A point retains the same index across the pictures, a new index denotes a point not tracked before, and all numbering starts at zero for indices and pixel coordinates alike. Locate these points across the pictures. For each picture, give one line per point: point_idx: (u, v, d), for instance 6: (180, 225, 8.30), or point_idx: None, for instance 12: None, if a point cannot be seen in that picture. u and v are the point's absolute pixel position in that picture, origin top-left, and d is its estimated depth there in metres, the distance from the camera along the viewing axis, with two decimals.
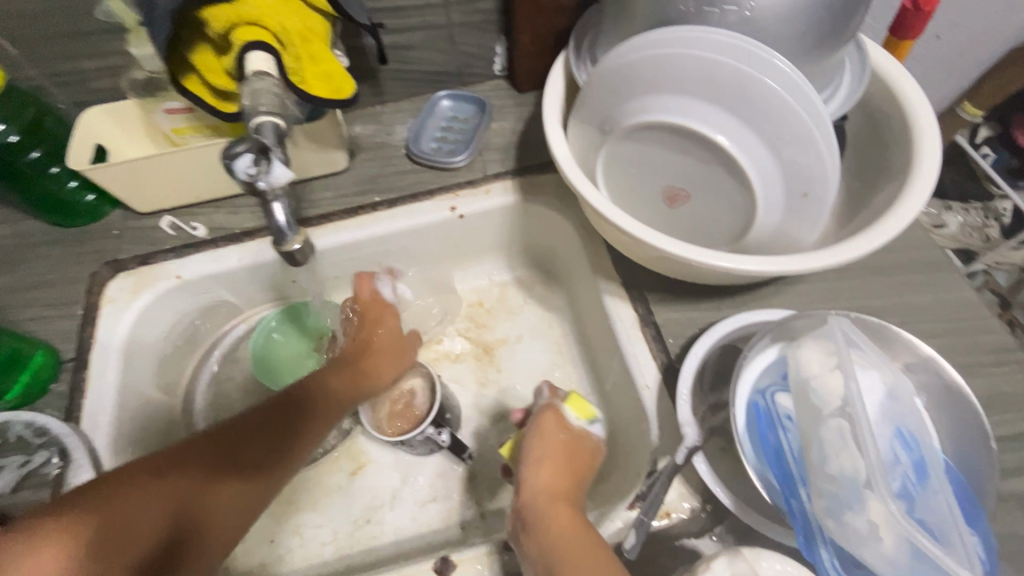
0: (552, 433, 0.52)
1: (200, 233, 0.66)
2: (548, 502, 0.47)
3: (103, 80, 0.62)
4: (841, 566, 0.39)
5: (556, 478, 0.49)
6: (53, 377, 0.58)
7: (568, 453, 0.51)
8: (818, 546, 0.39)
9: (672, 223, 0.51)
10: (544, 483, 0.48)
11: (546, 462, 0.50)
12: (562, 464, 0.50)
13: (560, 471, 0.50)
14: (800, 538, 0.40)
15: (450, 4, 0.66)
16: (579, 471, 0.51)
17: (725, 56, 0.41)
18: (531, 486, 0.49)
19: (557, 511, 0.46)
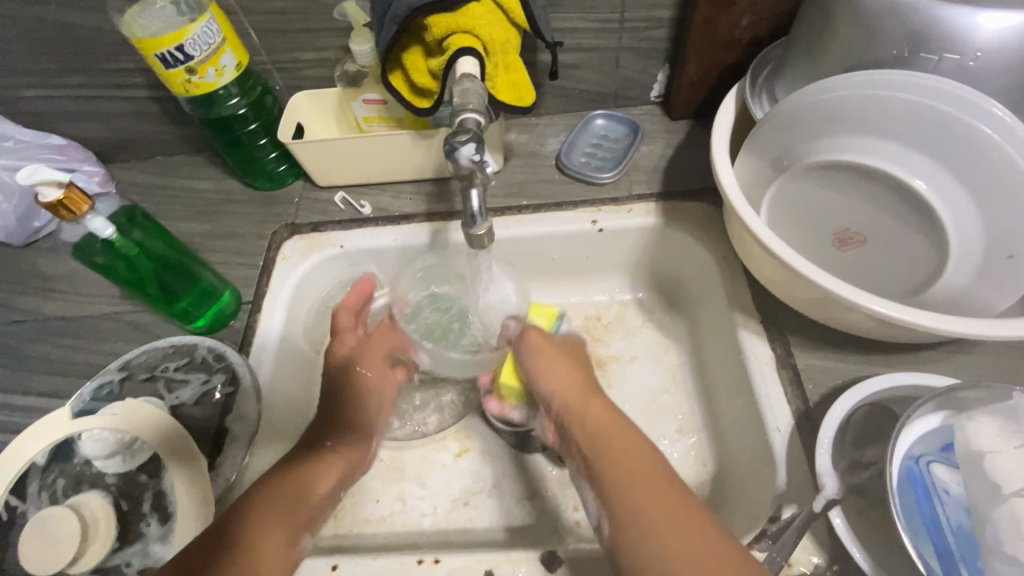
0: (543, 353, 0.57)
1: (366, 211, 0.73)
2: (576, 408, 0.52)
3: (315, 69, 0.72)
4: None
5: (571, 388, 0.54)
6: (233, 315, 0.66)
7: (573, 366, 0.56)
8: None
9: (838, 266, 0.50)
10: (566, 400, 0.53)
11: (558, 378, 0.55)
12: (567, 368, 0.56)
13: (576, 387, 0.54)
14: None
15: (625, 30, 0.69)
16: (580, 365, 0.58)
17: (935, 102, 0.40)
18: (555, 393, 0.54)
19: (588, 414, 0.51)
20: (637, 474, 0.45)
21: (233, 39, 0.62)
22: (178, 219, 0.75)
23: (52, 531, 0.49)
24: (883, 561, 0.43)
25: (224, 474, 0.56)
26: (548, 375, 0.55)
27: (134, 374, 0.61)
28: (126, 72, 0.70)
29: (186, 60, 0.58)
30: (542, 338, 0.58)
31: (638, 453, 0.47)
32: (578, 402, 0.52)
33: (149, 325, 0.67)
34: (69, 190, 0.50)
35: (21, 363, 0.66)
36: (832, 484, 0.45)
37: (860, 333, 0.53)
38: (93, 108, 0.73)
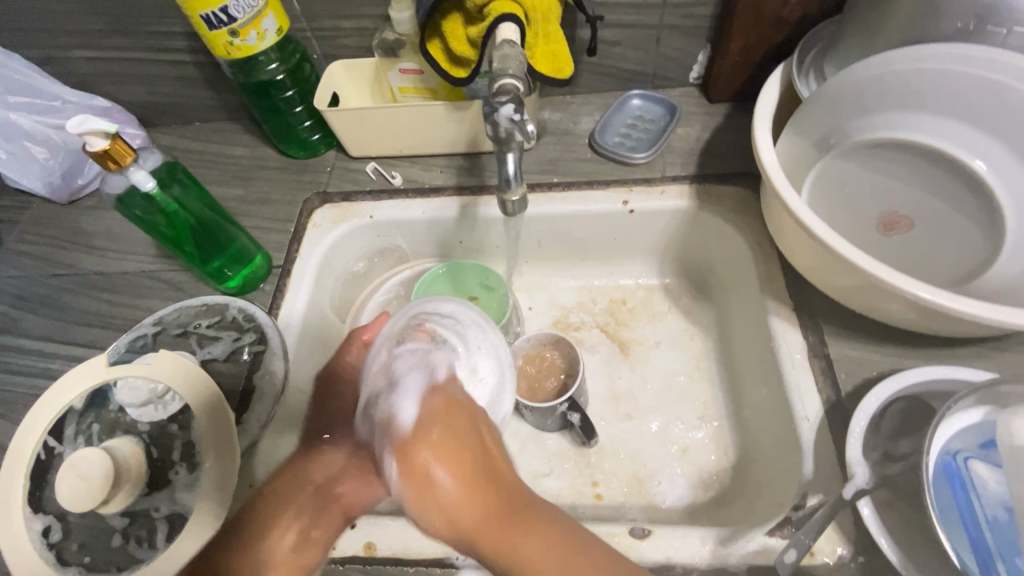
0: (421, 482, 0.44)
1: (397, 182, 0.73)
2: (490, 529, 0.42)
3: (353, 39, 0.72)
4: None
5: (488, 506, 0.43)
6: (263, 278, 0.67)
7: (462, 466, 0.44)
8: None
9: (882, 252, 0.48)
10: (446, 507, 0.43)
11: (433, 488, 0.44)
12: (433, 477, 0.44)
13: (474, 509, 0.43)
14: None
15: (668, 7, 0.67)
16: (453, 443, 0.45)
17: (1001, 75, 0.39)
18: (456, 516, 0.43)
19: (489, 524, 0.42)
20: (532, 562, 0.40)
21: (275, 3, 0.62)
22: (215, 183, 0.76)
23: (87, 473, 0.49)
24: (912, 554, 0.42)
25: (249, 430, 0.57)
26: (433, 500, 0.43)
27: (167, 330, 0.63)
28: (170, 35, 0.71)
29: (229, 22, 0.58)
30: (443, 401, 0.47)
31: (553, 550, 0.40)
32: (491, 522, 0.42)
33: (183, 283, 0.68)
34: (115, 142, 0.51)
35: (62, 313, 0.68)
36: (863, 473, 0.44)
37: (901, 325, 0.51)
38: (137, 71, 0.75)
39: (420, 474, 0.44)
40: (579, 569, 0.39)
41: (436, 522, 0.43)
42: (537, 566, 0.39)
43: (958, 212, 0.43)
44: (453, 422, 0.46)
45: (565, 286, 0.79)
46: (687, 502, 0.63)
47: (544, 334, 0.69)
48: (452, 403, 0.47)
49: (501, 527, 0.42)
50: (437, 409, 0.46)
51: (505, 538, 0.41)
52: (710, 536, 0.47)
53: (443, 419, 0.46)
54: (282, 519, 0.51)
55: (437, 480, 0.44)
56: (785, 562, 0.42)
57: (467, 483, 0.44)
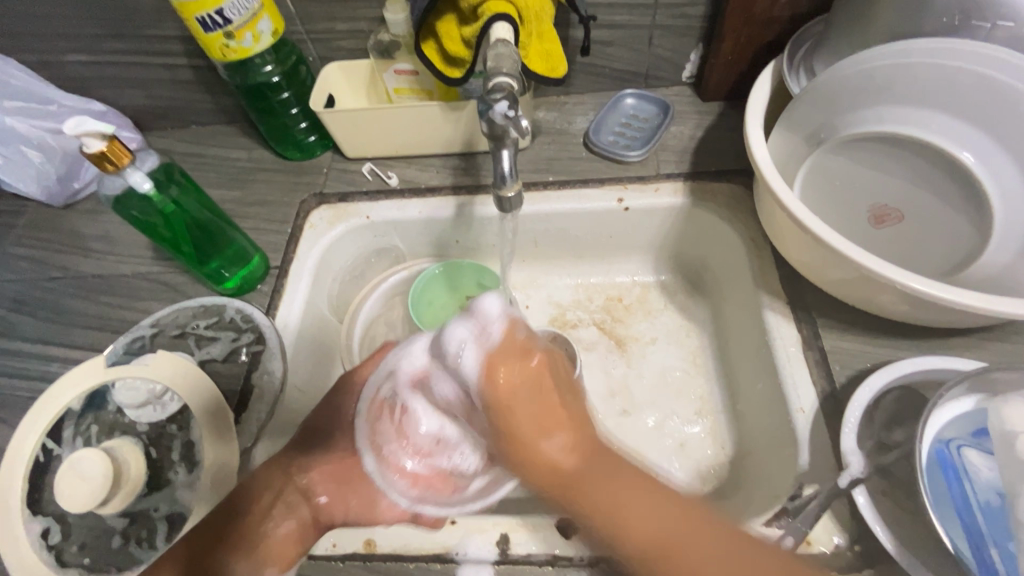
0: (541, 426, 0.45)
1: (393, 182, 0.74)
2: (580, 477, 0.44)
3: (349, 41, 0.72)
4: None
5: (586, 454, 0.45)
6: (261, 279, 0.67)
7: (557, 403, 0.45)
8: None
9: (873, 245, 0.49)
10: (545, 469, 0.44)
11: (522, 444, 0.44)
12: (539, 417, 0.45)
13: (603, 472, 0.44)
14: None
15: (659, 7, 0.68)
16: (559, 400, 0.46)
17: (986, 68, 0.39)
18: (563, 463, 0.44)
19: (593, 483, 0.43)
20: (626, 522, 0.42)
21: (270, 6, 0.62)
22: (211, 186, 0.76)
23: (87, 473, 0.49)
24: (907, 540, 0.42)
25: (248, 430, 0.57)
26: (514, 438, 0.44)
27: (164, 331, 0.63)
28: (166, 38, 0.71)
29: (224, 24, 0.59)
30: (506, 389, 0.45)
31: (638, 492, 0.43)
32: (576, 467, 0.44)
33: (180, 285, 0.68)
34: (112, 143, 0.52)
35: (59, 316, 0.68)
36: (857, 462, 0.45)
37: (893, 316, 0.51)
38: (132, 75, 0.75)
39: (530, 446, 0.44)
40: (634, 492, 0.43)
41: (530, 465, 0.45)
42: (636, 523, 0.41)
43: (948, 204, 0.44)
44: (545, 382, 0.46)
45: (561, 284, 0.80)
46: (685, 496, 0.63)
47: (541, 332, 0.70)
48: (549, 359, 0.47)
49: (603, 470, 0.44)
50: (536, 369, 0.46)
51: (581, 496, 0.43)
52: None
53: (544, 366, 0.46)
54: (276, 509, 0.51)
55: (541, 444, 0.44)
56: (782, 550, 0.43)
57: (552, 399, 0.45)
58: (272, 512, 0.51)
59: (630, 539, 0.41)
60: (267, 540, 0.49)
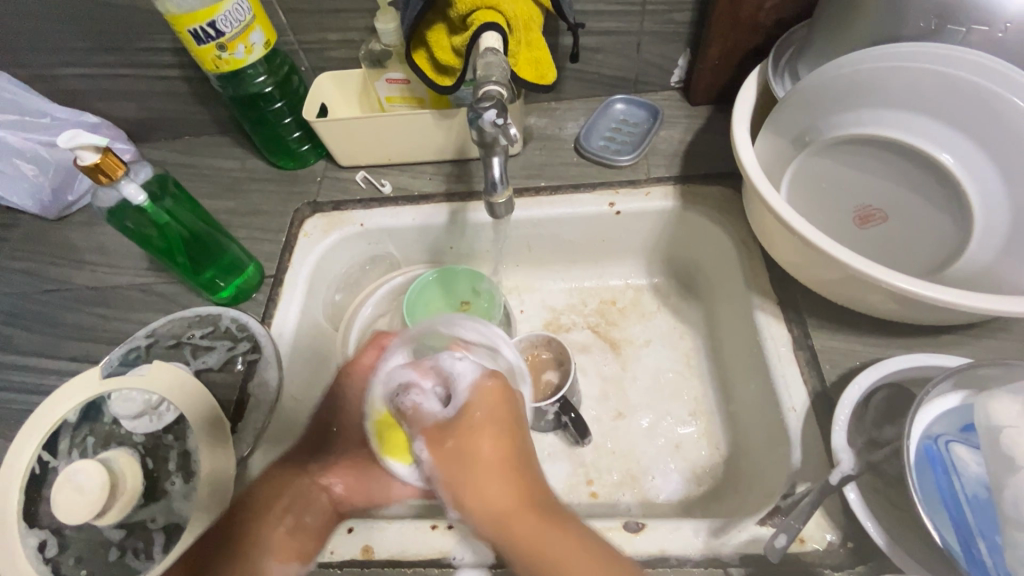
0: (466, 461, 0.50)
1: (386, 190, 0.74)
2: (520, 517, 0.46)
3: (341, 51, 0.73)
4: None
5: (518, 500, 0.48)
6: (256, 288, 0.68)
7: (502, 448, 0.50)
8: None
9: (859, 245, 0.50)
10: (485, 516, 0.47)
11: (477, 465, 0.50)
12: (481, 476, 0.49)
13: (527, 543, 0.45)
14: None
15: (647, 14, 0.69)
16: (509, 463, 0.50)
17: (963, 71, 0.40)
18: (483, 506, 0.48)
19: (518, 521, 0.46)
20: (552, 557, 0.43)
21: (262, 17, 0.63)
22: (205, 196, 0.77)
23: (83, 483, 0.49)
24: (898, 535, 0.43)
25: (245, 438, 0.58)
26: (478, 492, 0.49)
27: (160, 342, 0.63)
28: (159, 50, 0.72)
29: (217, 36, 0.59)
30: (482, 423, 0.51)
31: (568, 552, 0.43)
32: (523, 513, 0.46)
33: (175, 295, 0.68)
34: (106, 155, 0.52)
35: (54, 328, 0.68)
36: (848, 459, 0.45)
37: (881, 315, 0.52)
38: (125, 87, 0.76)
39: (461, 485, 0.50)
40: (566, 548, 0.43)
41: (475, 503, 0.48)
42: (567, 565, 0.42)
43: (929, 204, 0.44)
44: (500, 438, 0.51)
45: (555, 289, 0.80)
46: (681, 497, 0.63)
47: (536, 336, 0.70)
48: (491, 406, 0.52)
49: (536, 524, 0.46)
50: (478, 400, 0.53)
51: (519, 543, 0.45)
52: (702, 528, 0.48)
53: (485, 408, 0.52)
54: (296, 504, 0.57)
55: (490, 488, 0.48)
56: (777, 547, 0.43)
57: (504, 453, 0.50)
58: (287, 506, 0.56)
59: (511, 545, 0.45)
60: (284, 530, 0.54)
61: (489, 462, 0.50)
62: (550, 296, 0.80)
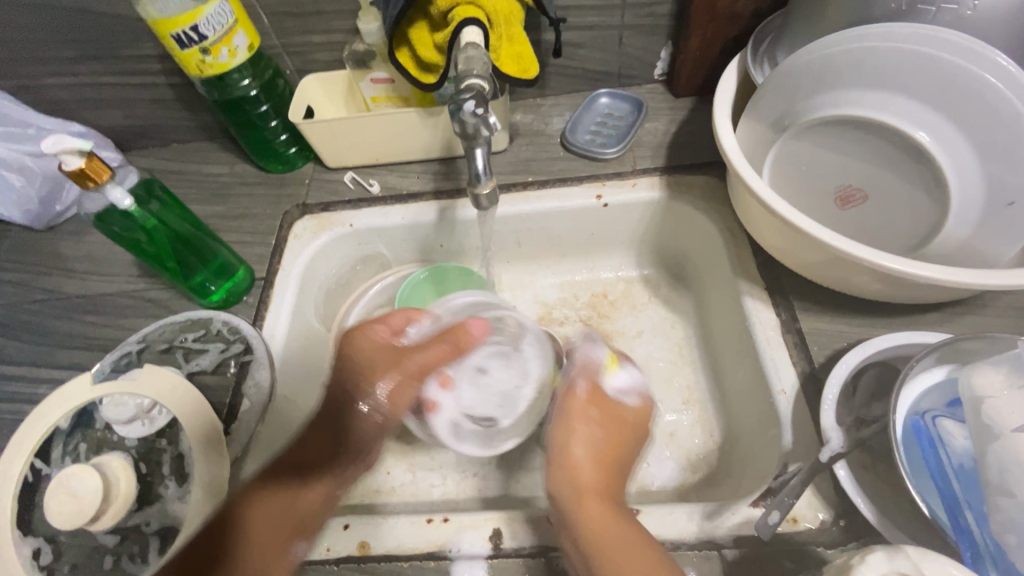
0: (583, 416, 0.58)
1: (375, 190, 0.75)
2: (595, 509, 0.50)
3: (325, 53, 0.73)
4: None
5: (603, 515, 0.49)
6: (246, 291, 0.68)
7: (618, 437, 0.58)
8: (987, 568, 0.37)
9: (841, 226, 0.50)
10: (593, 518, 0.49)
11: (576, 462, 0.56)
12: (584, 439, 0.57)
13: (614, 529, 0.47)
14: (966, 556, 0.38)
15: (627, 8, 0.70)
16: (612, 424, 0.59)
17: (936, 50, 0.41)
18: (581, 471, 0.55)
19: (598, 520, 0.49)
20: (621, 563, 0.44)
21: (244, 20, 0.63)
22: (194, 201, 0.77)
23: (77, 488, 0.49)
24: (888, 510, 0.44)
25: (238, 438, 0.58)
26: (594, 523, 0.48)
27: (152, 346, 0.63)
28: (142, 57, 0.72)
29: (199, 40, 0.60)
30: (603, 403, 0.60)
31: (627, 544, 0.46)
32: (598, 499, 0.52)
33: (165, 300, 0.68)
34: (90, 159, 0.52)
35: (44, 337, 0.68)
36: (837, 437, 0.46)
37: (865, 296, 0.53)
38: (111, 96, 0.76)
39: (564, 453, 0.56)
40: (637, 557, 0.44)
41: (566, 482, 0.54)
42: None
43: (908, 182, 0.45)
44: (613, 434, 0.59)
45: (547, 284, 0.81)
46: (677, 484, 0.64)
47: None
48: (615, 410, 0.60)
49: (601, 508, 0.50)
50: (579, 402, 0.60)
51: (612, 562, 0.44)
52: (695, 512, 0.48)
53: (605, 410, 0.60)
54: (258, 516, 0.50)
55: (575, 448, 0.56)
56: (768, 524, 0.44)
57: (609, 447, 0.57)
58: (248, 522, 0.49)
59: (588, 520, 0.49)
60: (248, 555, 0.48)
61: (608, 427, 0.59)
62: (541, 291, 0.80)
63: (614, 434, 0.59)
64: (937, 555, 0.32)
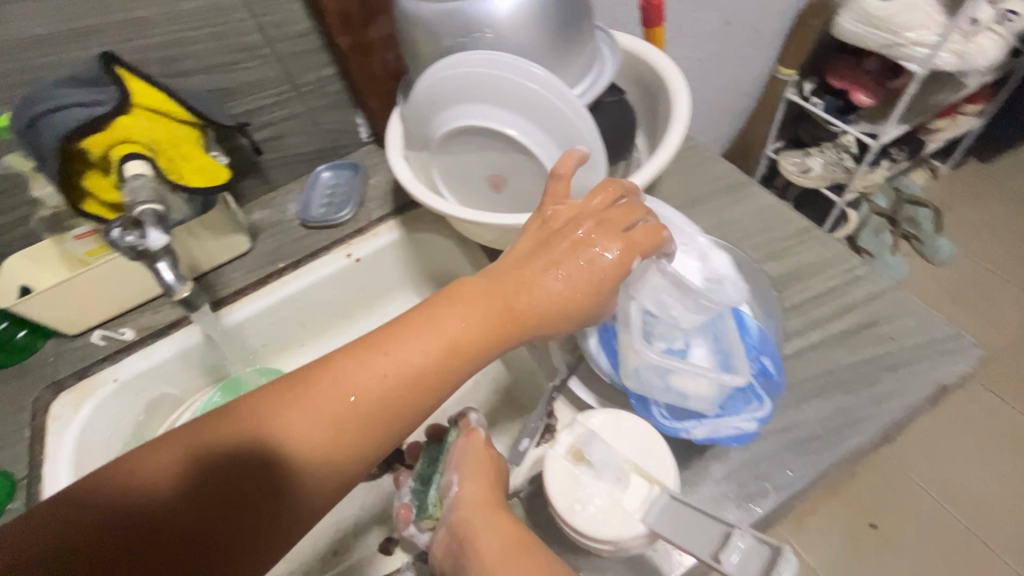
0: (483, 457, 0.51)
1: (128, 336, 0.73)
2: (508, 558, 0.42)
3: (18, 230, 0.71)
4: (670, 415, 0.48)
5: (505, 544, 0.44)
6: (9, 498, 0.61)
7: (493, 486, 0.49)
8: (651, 406, 0.49)
9: (508, 207, 0.62)
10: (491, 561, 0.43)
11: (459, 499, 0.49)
12: (471, 492, 0.49)
13: (497, 539, 0.44)
14: (637, 403, 0.50)
15: (303, 94, 0.79)
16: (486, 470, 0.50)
17: (478, 68, 0.55)
18: (464, 504, 0.48)
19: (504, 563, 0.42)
20: None
21: None
22: None
23: None
24: (621, 399, 0.54)
25: None
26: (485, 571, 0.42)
27: None
28: None
29: None
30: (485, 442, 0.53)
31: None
32: (505, 548, 0.43)
33: None
34: None
35: None
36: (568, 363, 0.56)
37: None
38: None
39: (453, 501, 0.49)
40: None
41: (465, 529, 0.46)
42: None
43: (518, 160, 0.58)
44: (488, 468, 0.51)
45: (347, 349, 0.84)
46: None
47: None
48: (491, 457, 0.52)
49: (511, 551, 0.43)
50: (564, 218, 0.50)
51: None
52: None
53: (490, 448, 0.53)
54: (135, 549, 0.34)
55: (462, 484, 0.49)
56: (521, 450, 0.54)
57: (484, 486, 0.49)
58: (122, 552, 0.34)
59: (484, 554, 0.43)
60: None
61: (487, 467, 0.51)
62: None
63: (497, 466, 0.51)
64: (596, 412, 0.47)
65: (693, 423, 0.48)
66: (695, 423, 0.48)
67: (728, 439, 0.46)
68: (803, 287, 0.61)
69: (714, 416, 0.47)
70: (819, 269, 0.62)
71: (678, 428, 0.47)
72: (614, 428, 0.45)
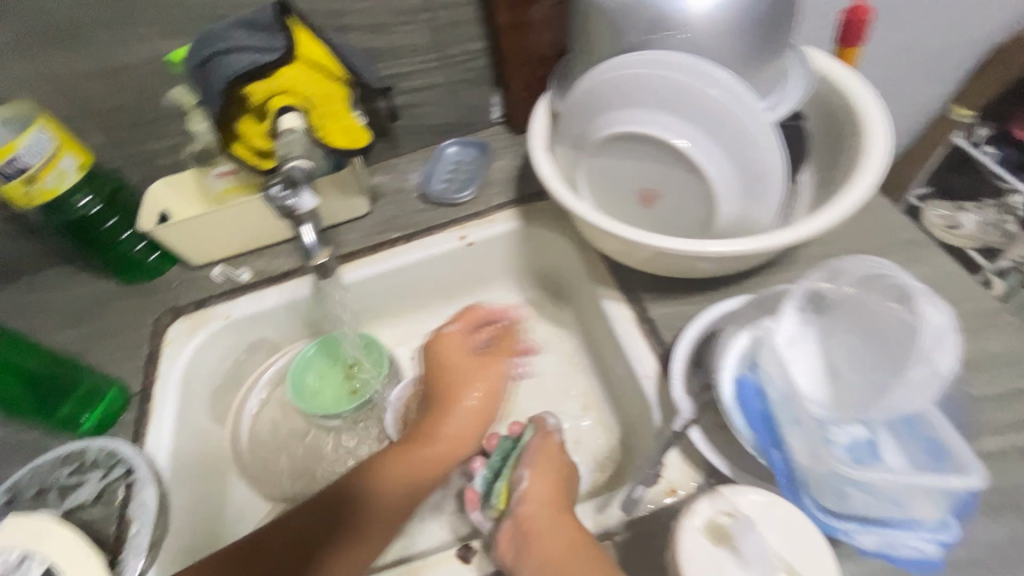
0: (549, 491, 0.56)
1: (245, 277, 0.75)
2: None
3: (167, 156, 0.74)
4: (824, 508, 0.43)
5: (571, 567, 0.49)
6: (123, 409, 0.65)
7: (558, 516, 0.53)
8: (802, 492, 0.44)
9: (653, 224, 0.57)
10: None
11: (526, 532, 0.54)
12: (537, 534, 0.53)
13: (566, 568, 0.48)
14: (785, 485, 0.44)
15: (448, 66, 0.76)
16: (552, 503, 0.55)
17: (665, 71, 0.49)
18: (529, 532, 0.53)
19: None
20: None
21: (71, 144, 0.64)
22: (54, 330, 0.74)
23: None
24: (743, 461, 0.49)
25: (130, 568, 0.55)
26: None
27: (21, 495, 0.59)
28: None
29: (22, 172, 0.59)
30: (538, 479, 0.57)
31: None
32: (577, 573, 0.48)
33: (33, 440, 0.64)
34: None
35: None
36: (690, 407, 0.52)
37: (695, 275, 0.60)
38: None
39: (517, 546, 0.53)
40: None
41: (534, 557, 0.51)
42: None
43: (684, 177, 0.52)
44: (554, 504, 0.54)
45: (439, 327, 0.83)
46: (591, 486, 0.68)
47: (421, 377, 0.73)
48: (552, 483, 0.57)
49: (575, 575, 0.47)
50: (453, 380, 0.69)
51: None
52: None
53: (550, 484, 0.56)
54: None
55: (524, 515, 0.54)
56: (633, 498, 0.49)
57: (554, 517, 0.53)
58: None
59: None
60: None
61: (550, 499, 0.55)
62: None
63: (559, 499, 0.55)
64: (742, 487, 0.42)
65: (850, 523, 0.42)
66: (854, 524, 0.42)
67: (903, 560, 0.40)
68: (977, 380, 0.52)
69: (880, 519, 0.42)
70: (1002, 363, 0.53)
71: (835, 527, 0.42)
72: (762, 514, 0.40)
